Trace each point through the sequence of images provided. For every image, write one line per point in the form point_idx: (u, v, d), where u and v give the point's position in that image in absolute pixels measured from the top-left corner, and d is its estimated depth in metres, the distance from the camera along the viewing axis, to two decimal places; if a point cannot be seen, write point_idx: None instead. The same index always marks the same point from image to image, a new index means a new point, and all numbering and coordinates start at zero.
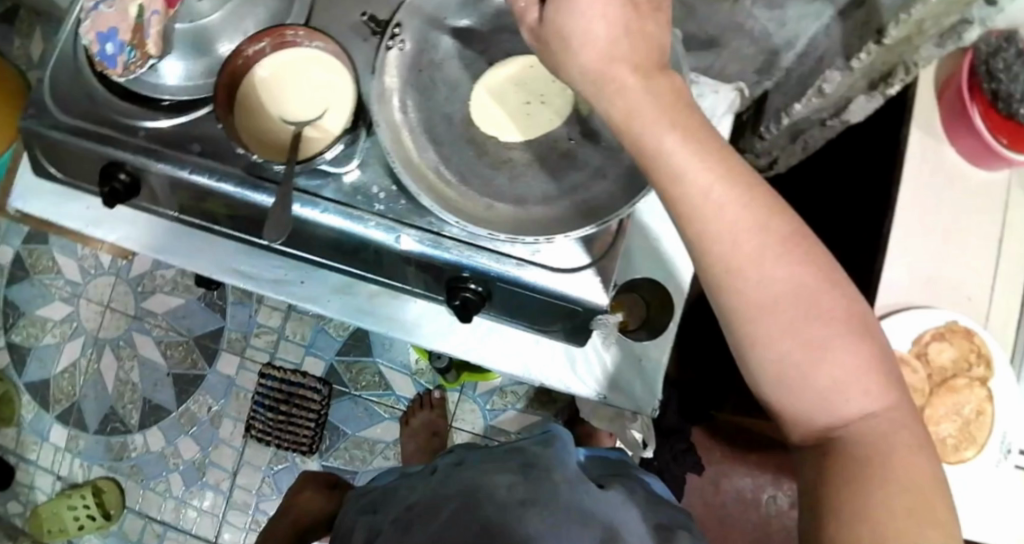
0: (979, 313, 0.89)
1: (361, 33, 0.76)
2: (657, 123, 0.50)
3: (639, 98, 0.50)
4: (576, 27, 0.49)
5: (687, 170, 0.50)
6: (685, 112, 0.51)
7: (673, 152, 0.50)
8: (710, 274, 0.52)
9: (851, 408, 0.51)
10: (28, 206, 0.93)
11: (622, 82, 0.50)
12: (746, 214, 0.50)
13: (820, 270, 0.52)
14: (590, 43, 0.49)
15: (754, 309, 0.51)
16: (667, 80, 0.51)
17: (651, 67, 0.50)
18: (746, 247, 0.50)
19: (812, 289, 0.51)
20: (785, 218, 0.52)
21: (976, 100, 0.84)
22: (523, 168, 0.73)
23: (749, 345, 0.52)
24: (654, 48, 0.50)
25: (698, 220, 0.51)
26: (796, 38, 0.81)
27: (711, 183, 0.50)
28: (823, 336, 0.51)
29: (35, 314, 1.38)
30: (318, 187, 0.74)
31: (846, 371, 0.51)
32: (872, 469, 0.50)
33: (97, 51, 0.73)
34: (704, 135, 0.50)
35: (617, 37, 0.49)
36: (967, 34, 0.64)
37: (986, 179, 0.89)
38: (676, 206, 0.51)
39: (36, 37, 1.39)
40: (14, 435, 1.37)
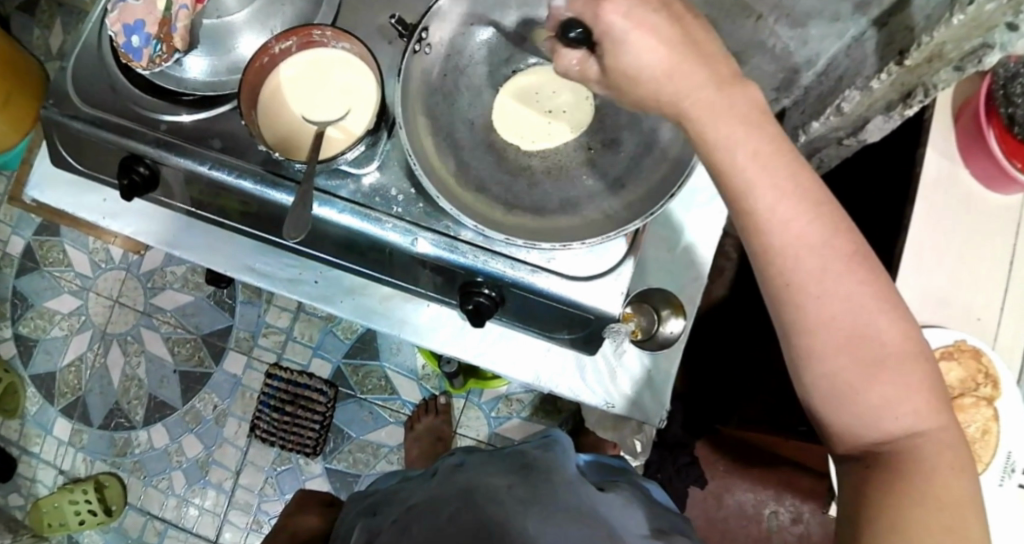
0: (987, 334, 0.90)
1: (386, 36, 0.77)
2: (731, 139, 0.52)
3: (716, 109, 0.52)
4: (632, 69, 0.53)
5: (754, 187, 0.52)
6: (759, 126, 0.53)
7: (743, 165, 0.52)
8: (769, 286, 0.54)
9: (898, 427, 0.53)
10: (44, 195, 0.93)
11: (701, 95, 0.52)
12: (809, 230, 0.52)
13: (879, 290, 0.53)
14: (645, 69, 0.52)
15: (811, 325, 0.52)
16: (743, 92, 0.53)
17: (727, 78, 0.53)
18: (806, 263, 0.52)
19: (871, 309, 0.52)
20: (850, 236, 0.53)
21: (993, 123, 0.84)
22: (542, 176, 0.74)
23: (803, 358, 0.53)
24: (718, 61, 0.53)
25: (761, 235, 0.53)
26: (818, 57, 0.82)
27: (777, 198, 0.52)
28: (876, 356, 0.52)
29: (44, 305, 1.38)
30: (336, 187, 0.74)
31: (894, 391, 0.52)
32: (912, 488, 0.52)
33: (122, 42, 0.73)
34: (772, 152, 0.53)
35: (683, 60, 0.52)
36: (988, 59, 0.65)
37: (998, 202, 0.89)
38: (743, 217, 0.54)
39: (55, 28, 1.39)
40: (18, 427, 1.37)
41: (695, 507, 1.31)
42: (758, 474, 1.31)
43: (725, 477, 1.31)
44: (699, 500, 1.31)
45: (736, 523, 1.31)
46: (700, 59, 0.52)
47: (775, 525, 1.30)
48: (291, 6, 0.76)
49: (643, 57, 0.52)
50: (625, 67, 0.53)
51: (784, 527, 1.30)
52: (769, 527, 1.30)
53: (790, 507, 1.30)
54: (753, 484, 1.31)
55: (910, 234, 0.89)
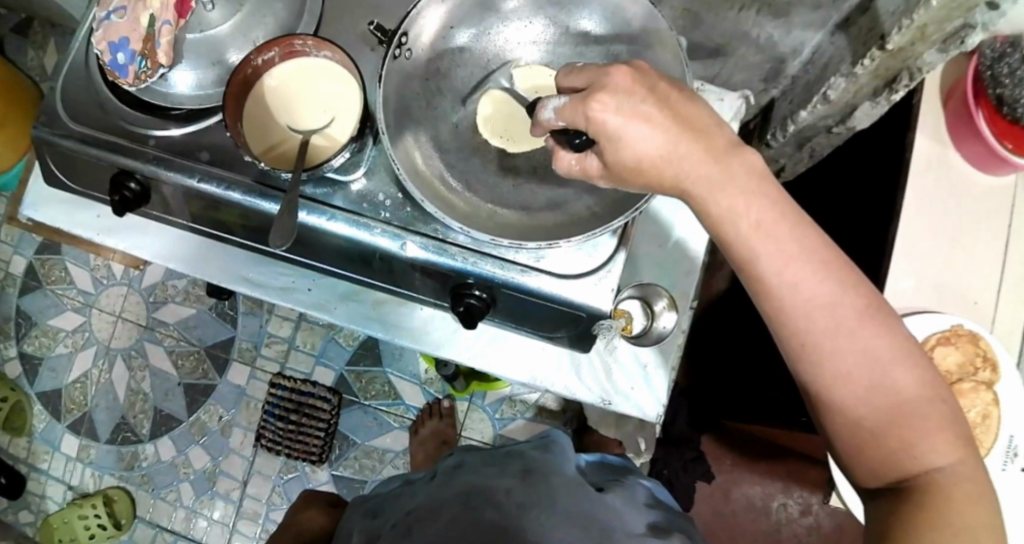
0: (984, 318, 0.89)
1: (368, 43, 0.77)
2: (732, 209, 0.55)
3: (716, 181, 0.55)
4: (631, 160, 0.55)
5: (759, 250, 0.54)
6: (758, 191, 0.54)
7: (746, 233, 0.55)
8: (783, 343, 0.55)
9: (920, 464, 0.53)
10: (39, 214, 0.94)
11: (700, 170, 0.55)
12: (816, 291, 0.54)
13: (891, 338, 0.54)
14: (645, 158, 0.55)
15: (826, 378, 0.54)
16: (741, 158, 0.55)
17: (722, 146, 0.55)
18: (817, 320, 0.53)
19: (884, 357, 0.53)
20: (858, 290, 0.54)
21: (981, 105, 0.84)
22: (528, 175, 0.74)
23: (822, 405, 0.55)
24: (712, 133, 0.55)
25: (771, 297, 0.55)
26: (802, 45, 0.81)
27: (781, 260, 0.54)
28: (891, 402, 0.53)
29: (48, 323, 1.39)
30: (325, 196, 0.74)
31: (911, 429, 0.53)
32: (933, 521, 0.52)
33: (108, 60, 0.74)
34: (774, 215, 0.54)
35: (676, 141, 0.54)
36: (971, 39, 0.65)
37: (990, 184, 0.89)
38: (752, 279, 0.55)
39: (49, 49, 1.41)
40: (26, 445, 1.38)
41: (703, 503, 1.31)
42: (766, 467, 1.30)
43: (732, 471, 1.31)
44: (707, 495, 1.31)
45: (744, 516, 1.30)
46: (695, 135, 0.54)
47: (784, 517, 1.29)
48: (273, 17, 0.76)
49: (641, 144, 0.54)
50: (626, 159, 0.55)
51: (793, 519, 1.29)
52: (778, 519, 1.29)
53: (799, 499, 1.30)
54: (761, 477, 1.31)
55: (903, 220, 0.88)
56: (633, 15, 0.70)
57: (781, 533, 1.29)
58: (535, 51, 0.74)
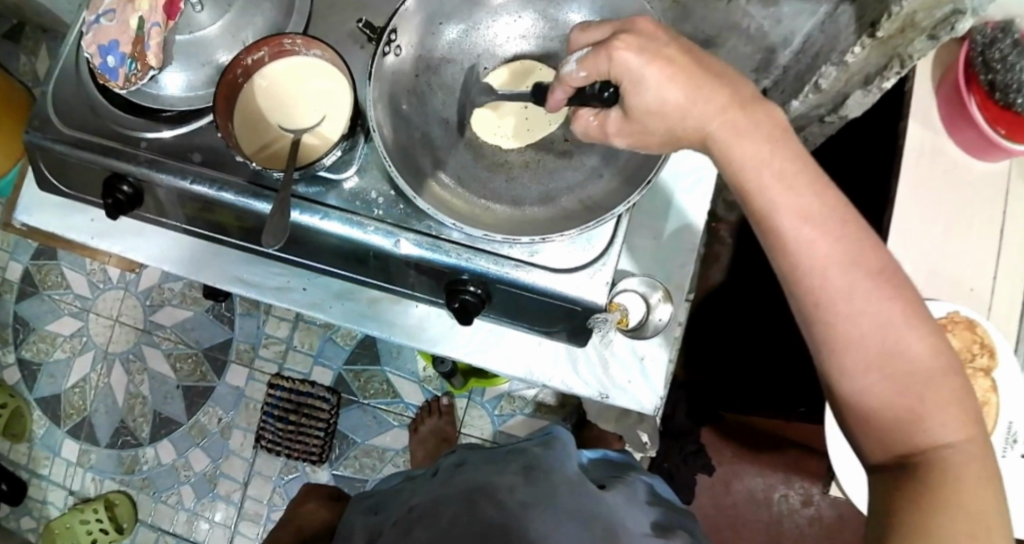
0: (981, 305, 0.89)
1: (358, 40, 0.77)
2: (755, 158, 0.55)
3: (740, 129, 0.56)
4: (653, 104, 0.57)
5: (777, 205, 0.54)
6: (780, 146, 0.55)
7: (767, 185, 0.55)
8: (798, 302, 0.54)
9: (929, 438, 0.52)
10: (33, 218, 0.93)
11: (724, 118, 0.56)
12: (835, 248, 0.53)
13: (909, 305, 0.53)
14: (667, 103, 0.56)
15: (841, 341, 0.52)
16: (765, 112, 0.56)
17: (747, 99, 0.56)
18: (835, 278, 0.53)
19: (900, 322, 0.52)
20: (876, 251, 0.54)
21: (974, 91, 0.84)
22: (520, 170, 0.74)
23: (835, 371, 0.53)
24: (736, 85, 0.57)
25: (787, 252, 0.54)
26: (793, 35, 0.81)
27: (800, 217, 0.54)
28: (905, 371, 0.52)
29: (46, 329, 1.39)
30: (318, 195, 0.74)
31: (923, 401, 0.52)
32: (939, 496, 0.50)
33: (98, 63, 0.74)
34: (796, 171, 0.55)
35: (699, 90, 0.56)
36: (961, 25, 0.64)
37: (984, 170, 0.89)
38: (770, 235, 0.55)
39: (41, 54, 1.41)
40: (27, 451, 1.39)
41: (704, 495, 1.31)
42: (766, 458, 1.30)
43: (732, 462, 1.31)
44: (708, 487, 1.30)
45: (746, 508, 1.30)
46: (720, 84, 0.56)
47: (786, 508, 1.30)
48: (261, 17, 0.76)
49: (663, 88, 0.56)
50: (647, 104, 0.57)
51: (795, 510, 1.30)
52: (779, 510, 1.30)
53: (800, 489, 1.30)
54: (762, 469, 1.31)
55: (898, 208, 0.88)
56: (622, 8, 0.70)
57: (782, 524, 1.29)
58: (525, 45, 0.74)
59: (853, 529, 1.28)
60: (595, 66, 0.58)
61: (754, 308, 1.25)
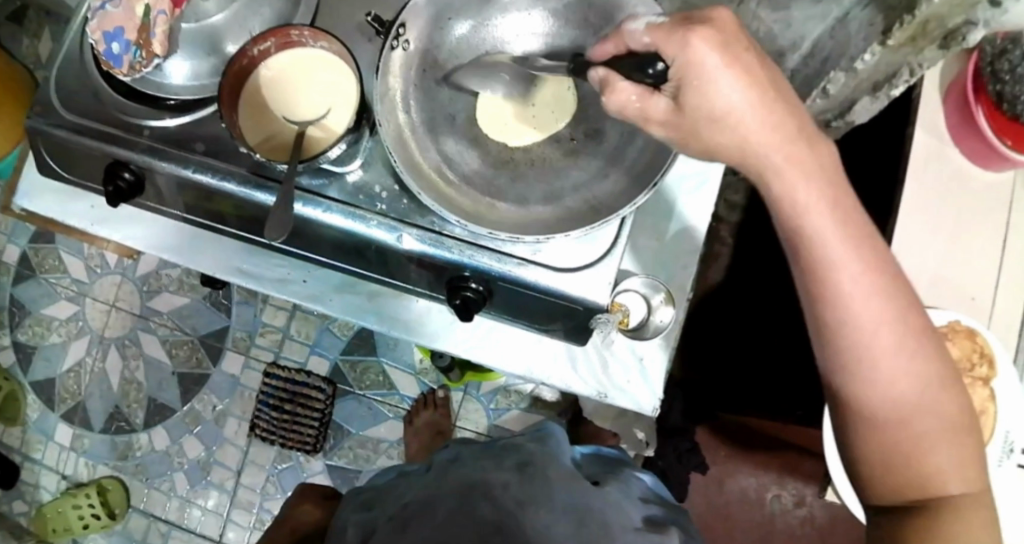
0: (981, 314, 0.89)
1: (365, 33, 0.76)
2: (815, 202, 0.52)
3: (801, 169, 0.53)
4: (715, 113, 0.53)
5: (834, 252, 0.52)
6: (838, 193, 0.53)
7: (825, 232, 0.52)
8: (840, 350, 0.53)
9: (945, 493, 0.52)
10: (33, 204, 0.93)
11: (785, 158, 0.53)
12: (888, 304, 0.52)
13: (942, 363, 0.53)
14: (732, 112, 0.52)
15: (879, 394, 0.52)
16: (824, 155, 0.54)
17: (809, 141, 0.54)
18: (884, 333, 0.52)
19: (934, 383, 0.53)
20: (920, 308, 0.53)
21: (981, 101, 0.83)
22: (525, 168, 0.73)
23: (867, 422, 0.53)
24: (801, 116, 0.53)
25: (841, 303, 0.52)
26: (803, 39, 0.81)
27: (858, 268, 0.52)
28: (934, 430, 0.53)
29: (41, 312, 1.39)
30: (321, 187, 0.74)
31: (945, 459, 0.53)
32: None
33: (103, 50, 0.73)
34: (853, 220, 0.53)
35: (765, 122, 0.52)
36: (972, 36, 0.64)
37: (989, 180, 0.89)
38: (823, 281, 0.52)
39: (43, 35, 1.39)
40: (19, 435, 1.38)
41: (697, 494, 1.31)
42: (760, 459, 1.31)
43: (726, 462, 1.31)
44: (701, 486, 1.31)
45: (738, 508, 1.30)
46: (789, 110, 0.53)
47: (778, 509, 1.30)
48: (269, 7, 0.75)
49: (732, 94, 0.52)
50: (710, 103, 0.53)
51: (787, 511, 1.30)
52: (772, 511, 1.30)
53: (793, 490, 1.30)
54: (755, 469, 1.31)
55: (901, 215, 0.88)
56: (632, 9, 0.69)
57: (774, 524, 1.30)
58: (535, 42, 0.73)
59: (844, 531, 1.29)
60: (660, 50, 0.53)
61: (755, 310, 1.25)
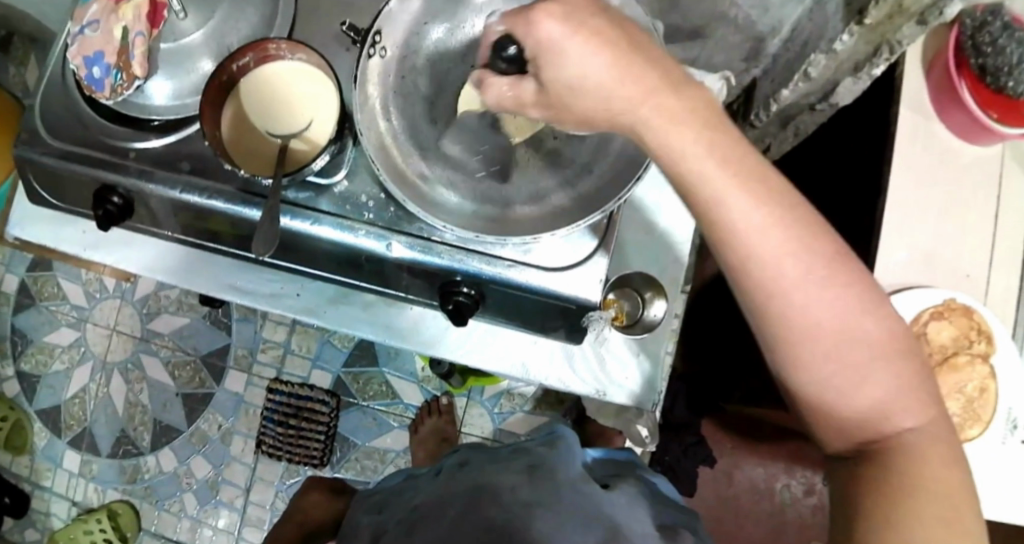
0: (978, 291, 0.89)
1: (343, 43, 0.76)
2: (696, 150, 0.50)
3: (674, 116, 0.50)
4: (575, 81, 0.50)
5: (726, 198, 0.50)
6: (721, 133, 0.50)
7: (714, 177, 0.50)
8: (751, 299, 0.51)
9: (888, 424, 0.52)
10: (26, 233, 0.93)
11: (659, 105, 0.50)
12: (789, 240, 0.50)
13: (864, 290, 0.51)
14: (590, 78, 0.50)
15: (800, 335, 0.51)
16: (697, 95, 0.50)
17: (677, 81, 0.50)
18: (792, 272, 0.50)
19: (857, 312, 0.51)
20: (828, 238, 0.51)
21: (965, 76, 0.83)
22: (510, 168, 0.73)
23: (792, 368, 0.52)
24: (665, 65, 0.51)
25: (740, 250, 0.50)
26: (781, 24, 0.80)
27: (751, 210, 0.50)
28: (866, 359, 0.51)
29: (44, 340, 1.39)
30: (309, 200, 0.74)
31: (884, 389, 0.52)
32: (905, 487, 0.51)
33: (85, 75, 0.74)
34: (740, 159, 0.50)
35: (624, 75, 0.50)
36: (949, 9, 0.64)
37: (978, 155, 0.88)
38: (717, 228, 0.51)
39: (32, 65, 1.40)
40: (28, 463, 1.39)
41: (706, 487, 1.30)
42: (767, 449, 1.30)
43: (733, 454, 1.30)
44: (710, 479, 1.30)
45: (748, 499, 1.30)
46: (649, 63, 0.50)
47: (788, 498, 1.30)
48: (246, 22, 0.75)
49: (587, 65, 0.49)
50: (568, 78, 0.51)
51: (798, 499, 1.29)
52: (782, 500, 1.30)
53: (803, 478, 1.30)
54: (763, 459, 1.30)
55: (892, 196, 0.87)
56: None
57: (786, 514, 1.29)
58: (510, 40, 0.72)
59: None
60: (514, 31, 0.52)
61: None
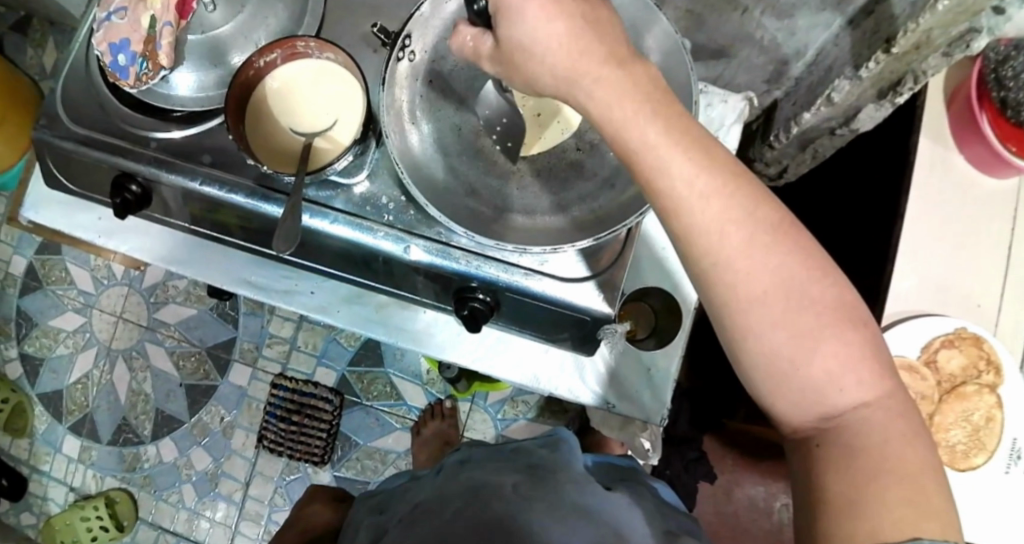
0: (988, 321, 0.89)
1: (370, 44, 0.77)
2: (641, 116, 0.50)
3: (618, 86, 0.50)
4: (524, 41, 0.50)
5: (669, 165, 0.50)
6: (664, 100, 0.50)
7: (657, 144, 0.50)
8: (698, 269, 0.52)
9: (845, 400, 0.51)
10: (40, 216, 0.93)
11: (602, 74, 0.49)
12: (731, 206, 0.50)
13: (809, 259, 0.51)
14: (540, 42, 0.49)
15: (745, 302, 0.51)
16: (643, 64, 0.51)
17: (622, 51, 0.50)
18: (734, 238, 0.50)
19: (801, 281, 0.51)
20: (772, 207, 0.51)
21: (985, 108, 0.84)
22: (531, 179, 0.73)
23: (742, 339, 0.51)
24: (614, 34, 0.50)
25: (684, 218, 0.50)
26: (806, 47, 0.81)
27: (694, 175, 0.50)
28: (815, 330, 0.51)
29: (48, 324, 1.39)
30: (328, 198, 0.74)
31: (837, 362, 0.51)
32: (865, 464, 0.50)
33: (109, 62, 0.73)
34: (684, 126, 0.50)
35: (570, 45, 0.49)
36: (976, 43, 0.64)
37: (995, 187, 0.89)
38: (660, 198, 0.51)
39: (49, 49, 1.40)
40: (27, 446, 1.38)
41: (705, 503, 1.30)
42: (767, 467, 1.30)
43: (733, 471, 1.30)
44: (709, 495, 1.30)
45: (746, 517, 1.29)
46: (597, 32, 0.49)
47: (786, 517, 1.28)
48: (274, 19, 0.76)
49: (537, 30, 0.49)
50: (519, 39, 0.50)
51: None
52: (780, 519, 1.28)
53: None
54: (763, 477, 1.30)
55: (906, 221, 0.88)
56: (634, 20, 0.70)
57: (783, 533, 1.28)
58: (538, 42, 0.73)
59: None
60: None
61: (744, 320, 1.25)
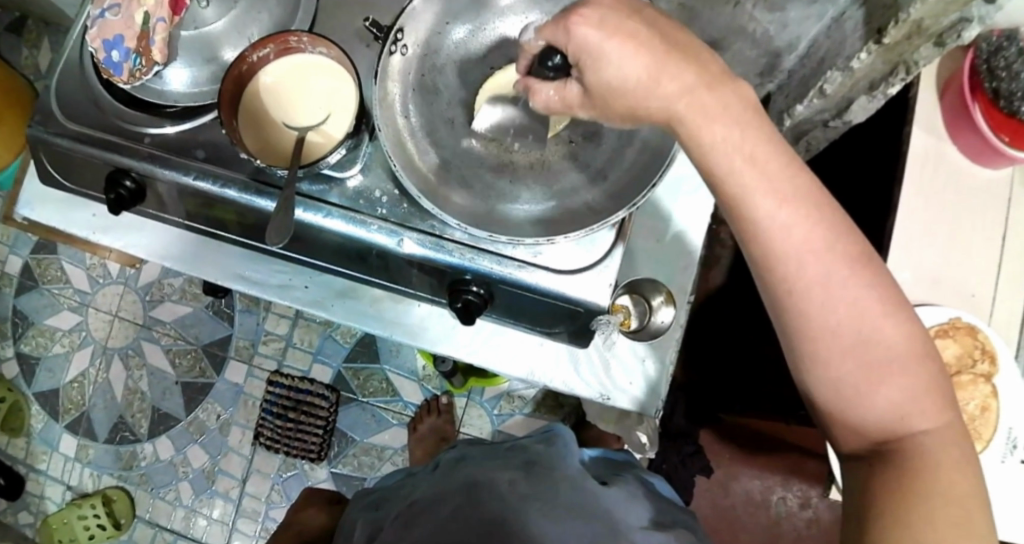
0: (981, 312, 0.89)
1: (363, 39, 0.77)
2: (725, 140, 0.52)
3: (708, 110, 0.52)
4: (614, 80, 0.54)
5: (752, 190, 0.52)
6: (756, 126, 0.52)
7: (742, 174, 0.52)
8: (771, 293, 0.53)
9: (905, 426, 0.52)
10: (35, 213, 0.93)
11: (700, 100, 0.52)
12: (812, 234, 0.51)
13: (884, 291, 0.52)
14: (628, 76, 0.53)
15: (816, 331, 0.52)
16: (735, 88, 0.53)
17: (715, 76, 0.53)
18: (811, 268, 0.51)
19: (874, 312, 0.51)
20: (852, 239, 0.52)
21: (977, 98, 0.84)
22: (525, 171, 0.73)
23: (811, 364, 0.53)
24: (704, 61, 0.53)
25: (763, 244, 0.52)
26: (798, 39, 0.81)
27: (775, 206, 0.51)
28: (883, 358, 0.52)
29: (44, 323, 1.39)
30: (322, 193, 0.74)
31: (901, 392, 0.52)
32: (918, 484, 0.50)
33: (103, 58, 0.74)
34: (771, 154, 0.52)
35: (657, 74, 0.53)
36: (967, 33, 0.64)
37: (988, 177, 0.89)
38: (743, 222, 0.53)
39: (43, 48, 1.40)
40: (24, 445, 1.38)
41: (703, 497, 1.30)
42: (765, 461, 1.30)
43: (731, 465, 1.30)
44: (706, 490, 1.30)
45: (744, 511, 1.29)
46: (688, 59, 0.53)
47: (784, 511, 1.29)
48: (267, 14, 0.76)
49: (625, 65, 0.53)
50: (608, 78, 0.54)
51: (793, 513, 1.28)
52: (777, 513, 1.29)
53: (799, 492, 1.29)
54: (760, 471, 1.30)
55: (900, 210, 0.88)
56: None
57: (780, 527, 1.28)
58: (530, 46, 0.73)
59: None
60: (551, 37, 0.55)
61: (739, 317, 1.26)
